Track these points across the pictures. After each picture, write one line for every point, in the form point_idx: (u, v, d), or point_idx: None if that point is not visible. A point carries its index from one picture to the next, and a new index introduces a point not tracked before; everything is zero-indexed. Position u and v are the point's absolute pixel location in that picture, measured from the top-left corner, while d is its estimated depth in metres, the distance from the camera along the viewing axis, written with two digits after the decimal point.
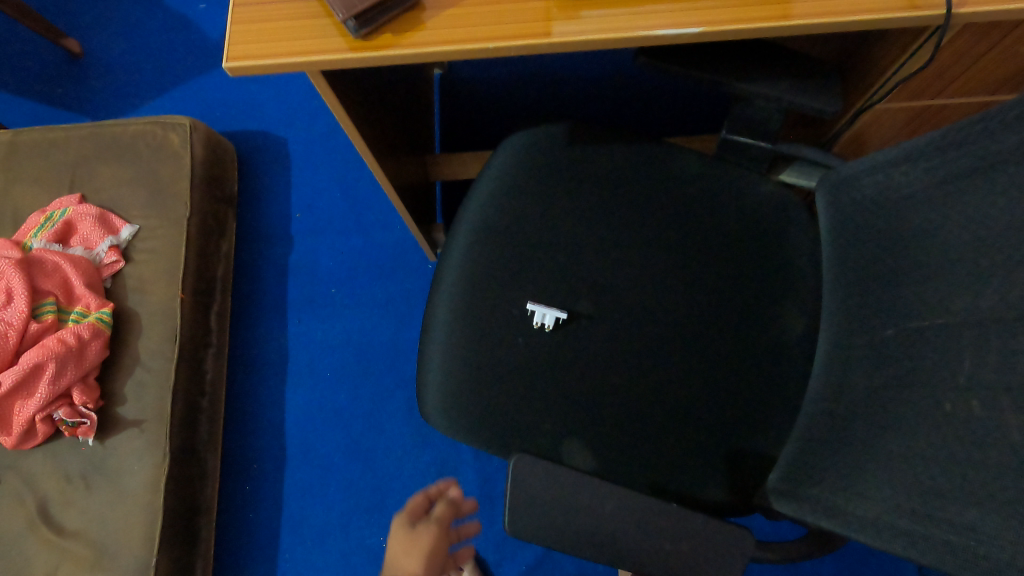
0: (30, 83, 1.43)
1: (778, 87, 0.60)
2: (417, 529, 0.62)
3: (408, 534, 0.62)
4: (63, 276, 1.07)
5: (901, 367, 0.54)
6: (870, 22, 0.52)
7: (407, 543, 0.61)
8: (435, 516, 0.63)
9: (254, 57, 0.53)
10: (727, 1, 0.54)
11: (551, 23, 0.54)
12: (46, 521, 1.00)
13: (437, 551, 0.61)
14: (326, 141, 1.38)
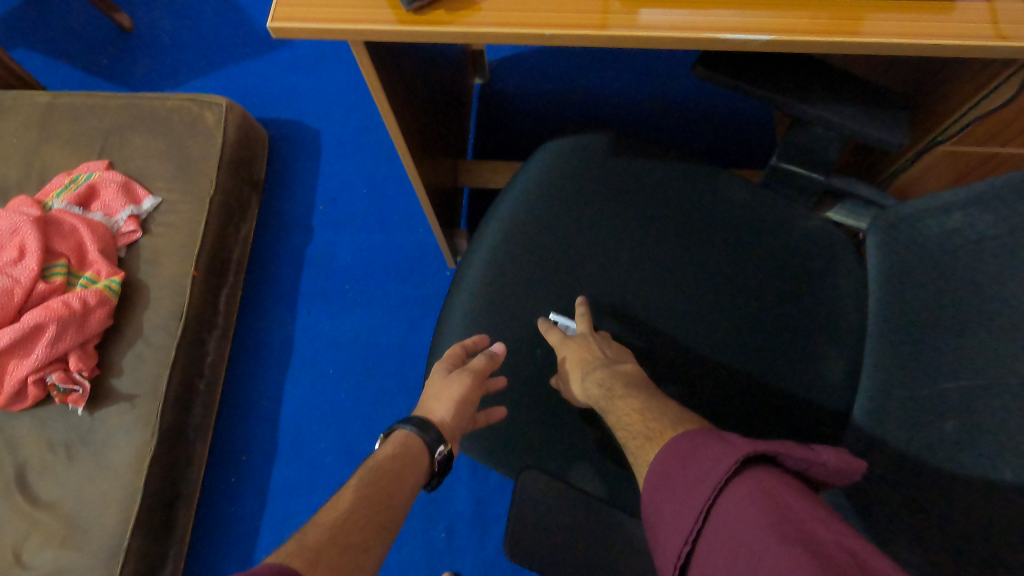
0: (76, 50, 1.45)
1: (841, 111, 0.56)
2: (451, 376, 0.64)
3: (442, 377, 0.65)
4: (78, 240, 1.05)
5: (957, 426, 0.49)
6: (951, 49, 0.49)
7: (440, 382, 0.65)
8: (470, 368, 0.64)
9: (300, 20, 0.51)
10: (800, 13, 0.50)
11: (611, 16, 0.51)
12: (22, 489, 0.96)
13: (467, 399, 0.63)
14: (358, 136, 1.38)
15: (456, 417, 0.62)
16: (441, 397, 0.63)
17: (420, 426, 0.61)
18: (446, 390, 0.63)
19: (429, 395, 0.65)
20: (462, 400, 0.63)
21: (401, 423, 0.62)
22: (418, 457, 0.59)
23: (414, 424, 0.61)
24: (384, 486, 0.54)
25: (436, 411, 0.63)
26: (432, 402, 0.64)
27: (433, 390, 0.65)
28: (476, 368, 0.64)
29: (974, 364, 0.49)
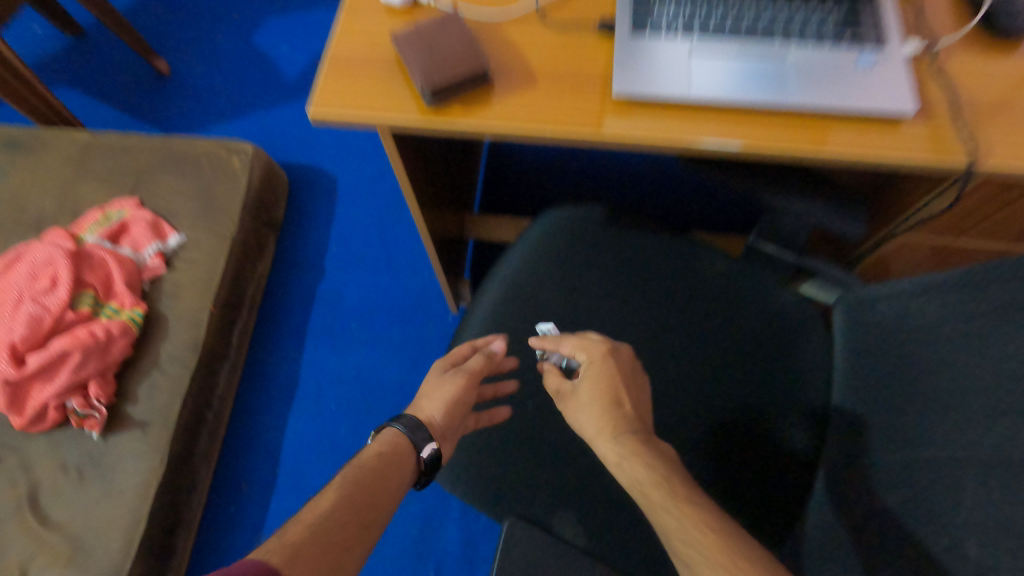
0: (116, 91, 1.56)
1: (807, 205, 0.64)
2: (448, 378, 0.69)
3: (440, 378, 0.71)
4: (106, 272, 1.12)
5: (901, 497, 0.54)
6: (898, 162, 0.56)
7: (439, 382, 0.70)
8: (466, 368, 0.70)
9: (336, 109, 0.59)
10: (769, 123, 0.58)
11: (605, 118, 0.59)
12: (33, 508, 1.00)
13: (458, 400, 0.68)
14: (372, 184, 1.46)
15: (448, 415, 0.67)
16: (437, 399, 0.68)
17: (409, 426, 0.64)
18: (443, 389, 0.69)
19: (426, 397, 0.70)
20: (457, 398, 0.68)
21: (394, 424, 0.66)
22: (408, 453, 0.63)
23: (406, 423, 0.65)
24: (370, 489, 0.56)
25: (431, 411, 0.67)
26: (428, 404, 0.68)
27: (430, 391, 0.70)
28: (472, 367, 0.70)
29: (916, 442, 0.55)
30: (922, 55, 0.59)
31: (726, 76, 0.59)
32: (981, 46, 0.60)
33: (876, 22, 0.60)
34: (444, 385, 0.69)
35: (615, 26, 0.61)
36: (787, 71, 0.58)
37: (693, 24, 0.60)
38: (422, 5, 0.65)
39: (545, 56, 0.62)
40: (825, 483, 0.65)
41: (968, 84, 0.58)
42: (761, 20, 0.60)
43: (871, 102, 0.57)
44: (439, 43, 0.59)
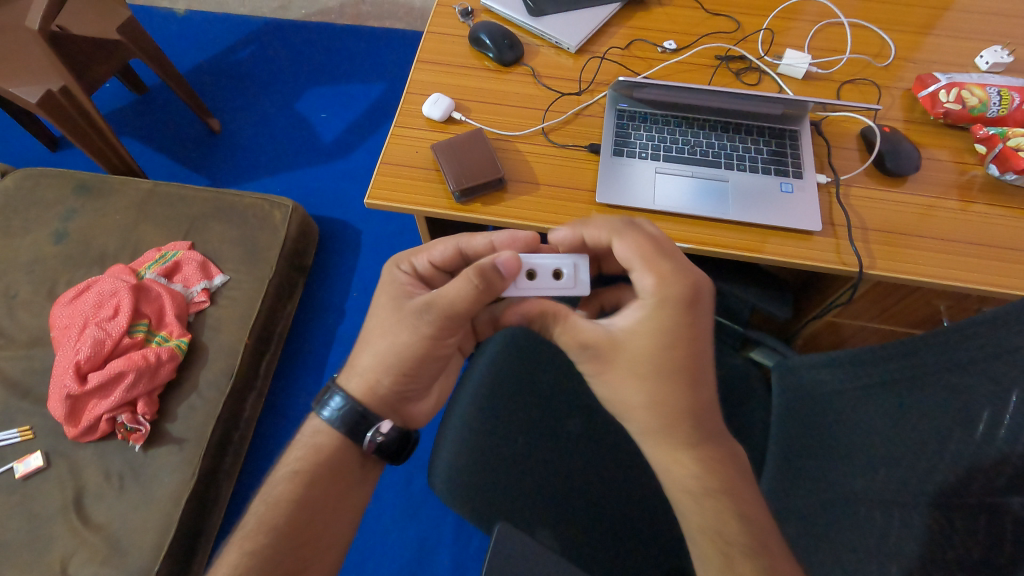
0: (173, 145, 1.78)
1: (747, 292, 0.80)
2: (402, 319, 0.66)
3: (402, 303, 0.67)
4: (160, 304, 1.29)
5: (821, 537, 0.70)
6: (809, 265, 0.75)
7: (400, 313, 0.66)
8: (443, 298, 0.63)
9: (386, 199, 0.78)
10: (714, 229, 0.77)
11: (590, 217, 0.78)
12: (78, 510, 1.13)
13: (404, 350, 0.66)
14: (393, 239, 1.66)
15: (401, 384, 0.68)
16: (385, 362, 0.67)
17: (352, 415, 0.66)
18: (397, 337, 0.66)
19: (369, 349, 0.68)
20: (418, 344, 0.65)
21: (331, 403, 0.67)
22: (357, 442, 0.67)
23: (344, 407, 0.67)
24: (296, 519, 0.63)
25: (374, 376, 0.68)
26: (371, 362, 0.67)
27: (378, 340, 0.67)
28: (453, 297, 0.62)
29: None
30: (828, 186, 0.80)
31: (682, 192, 0.78)
32: (875, 181, 0.80)
33: (794, 160, 0.80)
34: (400, 328, 0.66)
35: (601, 149, 0.81)
36: (727, 191, 0.78)
37: (659, 152, 0.81)
38: (456, 121, 0.85)
39: (547, 167, 0.81)
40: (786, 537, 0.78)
41: (861, 209, 0.78)
42: (709, 152, 0.81)
43: (787, 219, 0.76)
44: (467, 154, 0.78)
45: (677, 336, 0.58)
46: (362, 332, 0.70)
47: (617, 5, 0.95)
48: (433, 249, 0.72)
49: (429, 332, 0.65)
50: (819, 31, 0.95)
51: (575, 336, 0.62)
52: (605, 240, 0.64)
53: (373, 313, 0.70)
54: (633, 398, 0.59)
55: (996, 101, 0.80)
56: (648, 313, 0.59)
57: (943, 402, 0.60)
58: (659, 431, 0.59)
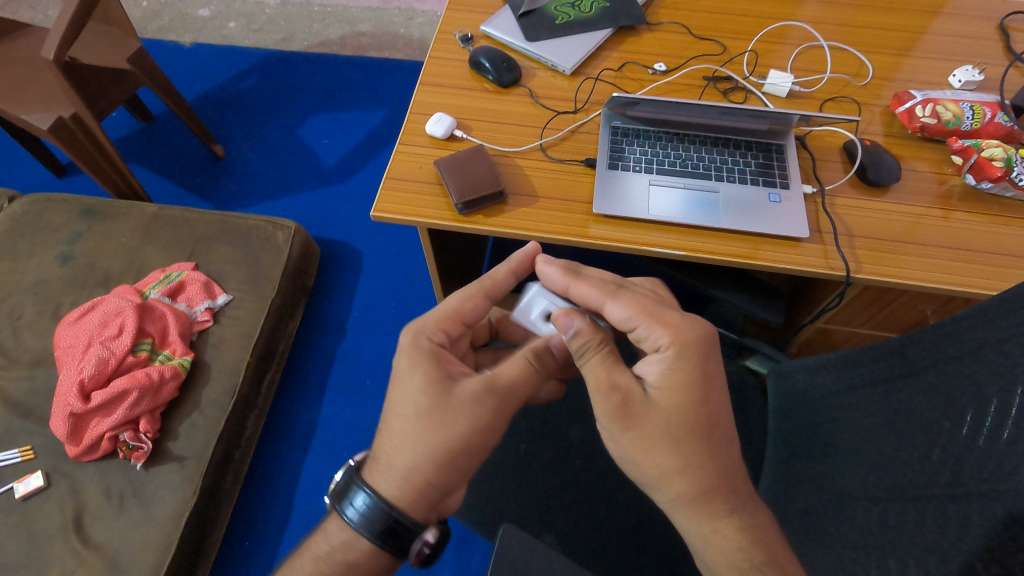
0: (178, 171, 1.82)
1: (740, 299, 0.83)
2: (454, 410, 0.62)
3: (450, 390, 0.63)
4: (164, 323, 1.30)
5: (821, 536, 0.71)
6: (798, 270, 0.78)
7: (449, 404, 0.62)
8: (501, 380, 0.63)
9: (392, 212, 0.81)
10: (706, 237, 0.80)
11: (588, 227, 0.81)
12: (77, 530, 1.12)
13: (459, 444, 0.62)
14: (393, 259, 1.69)
15: (448, 484, 0.63)
16: (433, 462, 0.61)
17: (391, 530, 0.61)
18: (451, 430, 0.61)
19: (411, 451, 0.62)
20: (474, 436, 0.62)
21: (363, 508, 0.61)
22: (399, 553, 0.62)
23: (382, 514, 0.61)
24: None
25: (418, 480, 0.62)
26: (415, 465, 0.62)
27: (426, 436, 0.61)
28: (511, 379, 0.64)
29: None
30: (814, 196, 0.84)
31: (675, 203, 0.82)
32: (859, 190, 0.84)
33: (781, 171, 0.84)
34: (454, 420, 0.62)
35: (597, 163, 0.85)
36: (717, 202, 0.82)
37: (652, 166, 0.85)
38: (458, 138, 0.89)
39: (545, 180, 0.85)
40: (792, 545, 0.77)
41: (846, 217, 0.82)
42: (700, 165, 0.85)
43: (777, 226, 0.80)
44: (469, 168, 0.82)
45: (697, 389, 0.59)
46: (397, 424, 0.63)
47: (609, 31, 1.01)
48: (456, 302, 0.70)
49: (486, 424, 0.62)
50: (801, 54, 1.00)
51: (606, 378, 0.59)
52: (597, 300, 0.66)
53: (411, 400, 0.63)
54: (661, 461, 0.58)
55: (968, 115, 0.85)
56: (666, 366, 0.60)
57: (931, 396, 0.62)
58: (693, 498, 0.58)
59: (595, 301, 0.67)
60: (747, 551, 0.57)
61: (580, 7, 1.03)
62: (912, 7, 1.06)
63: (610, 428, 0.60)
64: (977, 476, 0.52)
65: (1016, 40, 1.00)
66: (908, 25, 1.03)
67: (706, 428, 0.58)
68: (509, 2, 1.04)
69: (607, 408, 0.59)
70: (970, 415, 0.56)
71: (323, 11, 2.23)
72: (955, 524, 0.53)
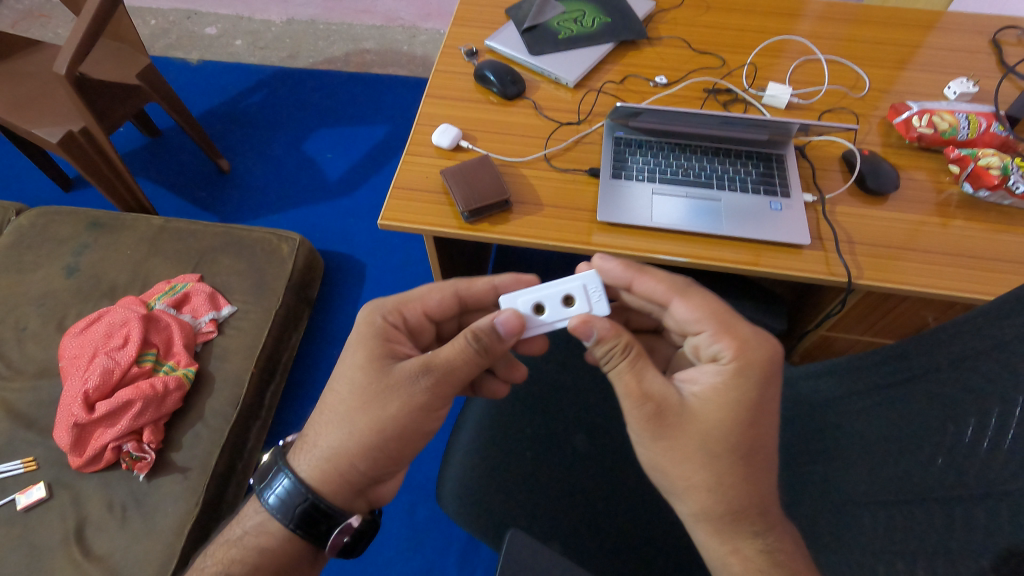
0: (184, 185, 1.84)
1: (744, 306, 0.83)
2: (390, 389, 0.61)
3: (388, 369, 0.62)
4: (168, 333, 1.31)
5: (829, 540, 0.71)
6: (800, 277, 0.79)
7: (383, 382, 0.62)
8: (440, 364, 0.61)
9: (399, 220, 0.83)
10: (709, 244, 0.82)
11: (591, 234, 0.82)
12: (78, 541, 1.11)
13: (386, 426, 0.61)
14: (397, 271, 1.70)
15: (374, 470, 0.63)
16: (358, 445, 0.61)
17: (306, 512, 0.62)
18: (380, 411, 0.61)
19: (339, 431, 0.62)
20: (405, 418, 0.61)
21: (286, 490, 0.62)
22: (314, 539, 0.63)
23: (300, 498, 0.62)
24: None
25: (344, 464, 0.62)
26: (341, 448, 0.62)
27: (353, 416, 0.61)
28: (450, 359, 0.61)
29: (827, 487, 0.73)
30: (814, 204, 0.85)
31: (678, 212, 0.83)
32: (859, 199, 0.85)
33: (781, 180, 0.86)
34: (385, 401, 0.61)
35: (600, 172, 0.86)
36: (719, 210, 0.83)
37: (655, 175, 0.86)
38: (463, 149, 0.91)
39: (550, 190, 0.86)
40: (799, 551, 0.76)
41: (846, 224, 0.83)
42: (702, 174, 0.86)
43: (778, 234, 0.81)
44: (475, 177, 0.83)
45: (750, 408, 0.59)
46: (331, 402, 0.64)
47: (611, 45, 1.03)
48: (427, 296, 0.73)
49: (417, 404, 0.61)
50: (799, 67, 1.03)
51: (644, 386, 0.59)
52: (664, 296, 0.67)
53: (348, 376, 0.64)
54: (690, 475, 0.58)
55: (964, 125, 0.87)
56: (723, 380, 0.60)
57: (934, 399, 0.63)
58: (718, 517, 0.58)
59: (660, 298, 0.68)
60: (758, 554, 0.57)
61: (583, 22, 1.05)
62: (907, 22, 1.08)
63: (641, 436, 0.60)
64: (983, 477, 0.52)
65: (1009, 55, 1.03)
66: (904, 40, 1.06)
67: (748, 447, 0.59)
68: (513, 18, 1.06)
69: (640, 416, 0.59)
70: (974, 416, 0.57)
71: (328, 29, 2.27)
72: (961, 523, 0.53)
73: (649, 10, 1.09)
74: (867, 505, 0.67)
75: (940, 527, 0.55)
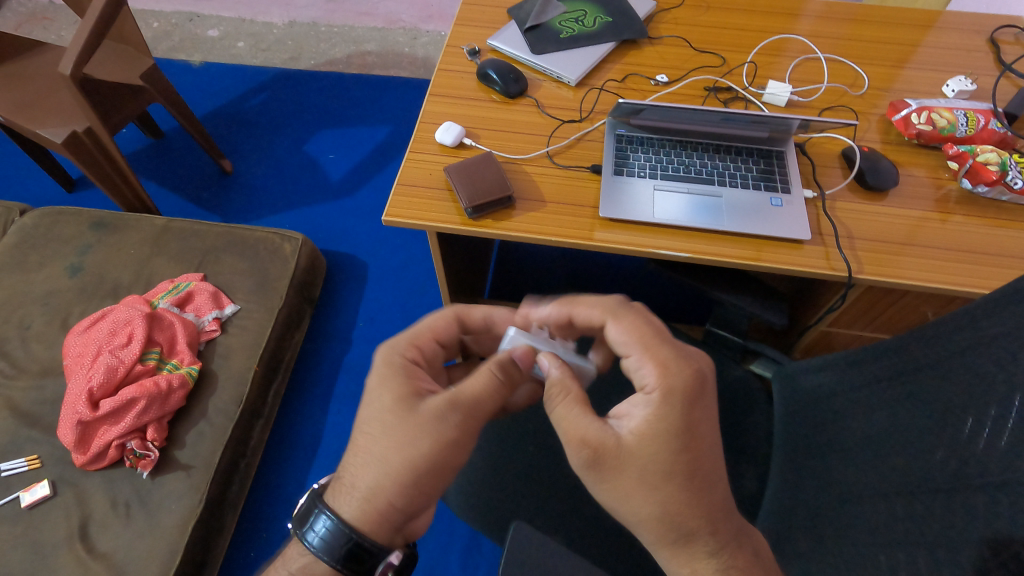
0: (187, 186, 1.85)
1: (745, 301, 0.84)
2: (421, 427, 0.60)
3: (416, 408, 0.62)
4: (172, 332, 1.31)
5: (830, 532, 0.71)
6: (801, 272, 0.80)
7: (413, 422, 0.61)
8: (467, 397, 0.62)
9: (403, 216, 0.83)
10: (710, 241, 0.82)
11: (594, 230, 0.83)
12: (82, 538, 1.12)
13: (421, 463, 0.60)
14: (399, 271, 1.71)
15: (412, 505, 0.61)
16: (398, 486, 0.59)
17: (349, 558, 0.59)
18: (414, 449, 0.60)
19: (375, 468, 0.60)
20: (437, 455, 0.60)
21: (328, 533, 0.60)
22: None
23: (344, 539, 0.59)
24: None
25: (381, 499, 0.60)
26: (378, 484, 0.60)
27: (390, 455, 0.60)
28: (475, 392, 0.62)
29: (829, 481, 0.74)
30: (815, 200, 0.86)
31: (680, 208, 0.84)
32: (859, 194, 0.86)
33: (782, 176, 0.86)
34: (417, 439, 0.60)
35: (603, 168, 0.87)
36: (720, 206, 0.84)
37: (657, 172, 0.87)
38: (467, 146, 0.92)
39: (553, 187, 0.87)
40: (800, 544, 0.77)
41: (846, 219, 0.84)
42: (702, 171, 0.87)
43: (779, 230, 0.81)
44: (478, 174, 0.84)
45: (682, 434, 0.56)
46: (364, 442, 0.62)
47: (612, 44, 1.04)
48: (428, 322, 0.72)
49: (450, 439, 0.60)
50: (799, 66, 1.04)
51: (577, 431, 0.58)
52: (599, 319, 0.66)
53: (378, 418, 0.63)
54: (638, 508, 0.56)
55: (963, 122, 0.88)
56: (650, 411, 0.57)
57: (934, 393, 0.63)
58: (671, 541, 0.55)
59: (597, 322, 0.66)
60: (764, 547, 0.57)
61: (584, 21, 1.06)
62: (905, 21, 1.09)
63: (586, 481, 0.59)
64: (983, 468, 0.53)
65: (1006, 53, 1.04)
66: (902, 39, 1.07)
67: (691, 473, 0.56)
68: (515, 18, 1.07)
69: (582, 457, 0.58)
70: (974, 409, 0.57)
71: (329, 31, 2.29)
72: (961, 513, 0.53)
73: (650, 10, 1.11)
74: (868, 496, 0.67)
75: (941, 516, 0.56)
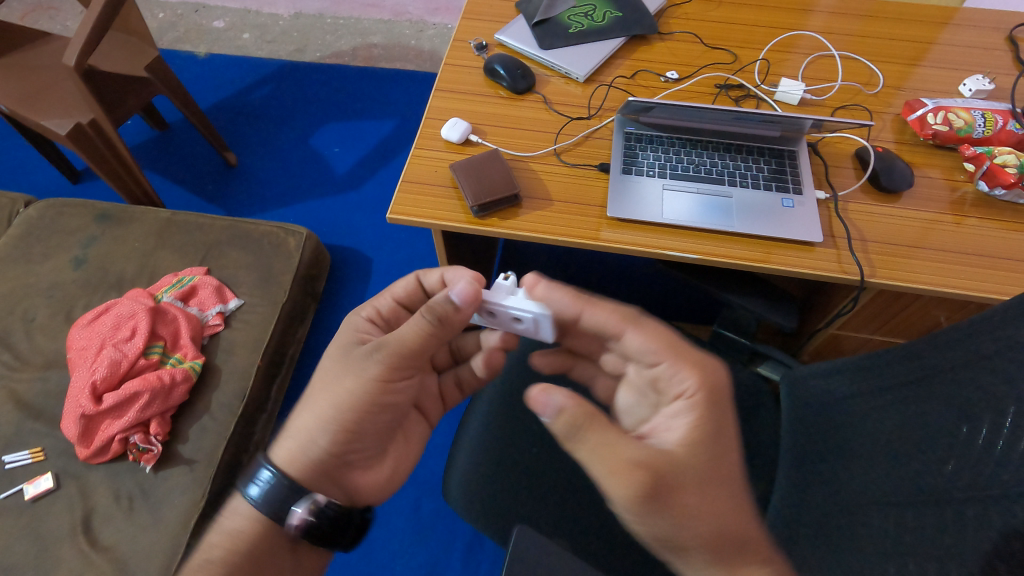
0: (190, 178, 1.84)
1: (753, 302, 0.83)
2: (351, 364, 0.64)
3: (352, 352, 0.66)
4: (176, 326, 1.31)
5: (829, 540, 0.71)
6: (811, 275, 0.78)
7: (346, 362, 0.66)
8: (402, 346, 0.63)
9: (407, 214, 0.82)
10: (720, 241, 0.81)
11: (600, 230, 0.82)
12: (86, 532, 1.11)
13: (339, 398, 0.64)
14: (403, 266, 1.70)
15: (340, 446, 0.64)
16: (333, 434, 0.64)
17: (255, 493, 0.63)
18: (341, 386, 0.64)
19: (309, 409, 0.66)
20: (361, 390, 0.64)
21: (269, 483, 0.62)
22: (282, 520, 0.61)
23: (276, 484, 0.62)
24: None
25: (312, 438, 0.64)
26: (309, 423, 0.65)
27: (319, 396, 0.65)
28: (410, 333, 0.62)
29: (841, 490, 0.72)
30: (828, 202, 0.84)
31: (689, 209, 0.83)
32: (872, 195, 0.84)
33: (793, 177, 0.85)
34: (345, 379, 0.64)
35: (611, 167, 0.86)
36: (731, 207, 0.82)
37: (666, 171, 0.86)
38: (472, 143, 0.90)
39: (559, 186, 0.86)
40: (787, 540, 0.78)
41: (859, 222, 0.82)
42: (713, 170, 0.86)
43: (790, 231, 0.80)
44: (483, 172, 0.83)
45: (722, 438, 0.55)
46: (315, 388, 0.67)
47: (621, 40, 1.02)
48: (397, 285, 0.73)
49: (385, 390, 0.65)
50: (812, 63, 1.02)
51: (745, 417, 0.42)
52: (615, 327, 0.61)
53: (328, 367, 0.67)
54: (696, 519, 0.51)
55: (980, 123, 0.86)
56: (692, 417, 0.55)
57: (949, 402, 0.61)
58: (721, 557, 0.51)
59: (611, 329, 0.62)
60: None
61: (593, 16, 1.04)
62: (921, 18, 1.07)
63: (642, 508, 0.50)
64: (996, 478, 0.51)
65: None
66: (918, 36, 1.04)
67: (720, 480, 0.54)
68: (523, 11, 1.05)
69: None
70: (989, 417, 0.55)
71: (335, 23, 2.27)
72: (973, 526, 0.52)
73: (661, 5, 1.09)
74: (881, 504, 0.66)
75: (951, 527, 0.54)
